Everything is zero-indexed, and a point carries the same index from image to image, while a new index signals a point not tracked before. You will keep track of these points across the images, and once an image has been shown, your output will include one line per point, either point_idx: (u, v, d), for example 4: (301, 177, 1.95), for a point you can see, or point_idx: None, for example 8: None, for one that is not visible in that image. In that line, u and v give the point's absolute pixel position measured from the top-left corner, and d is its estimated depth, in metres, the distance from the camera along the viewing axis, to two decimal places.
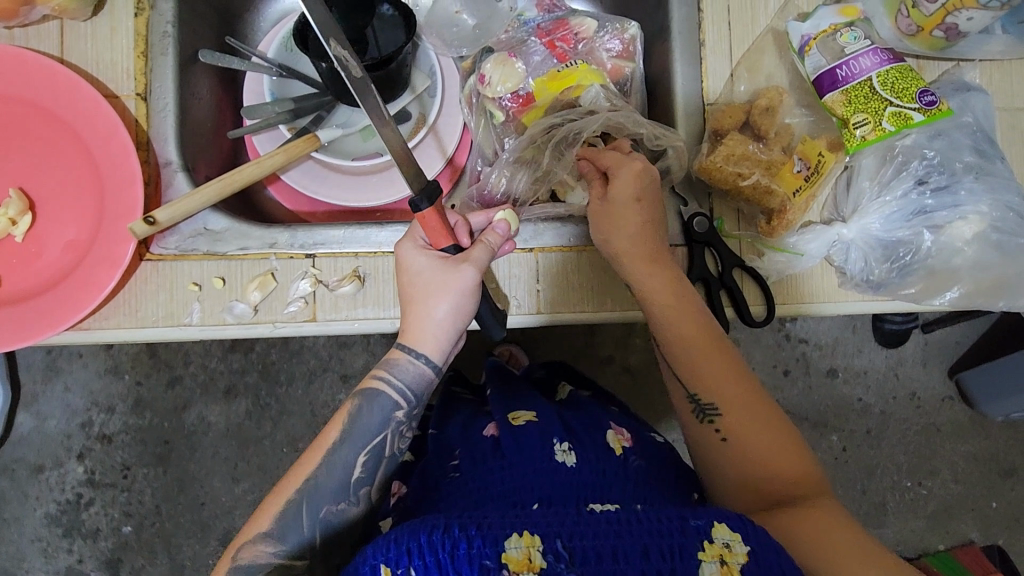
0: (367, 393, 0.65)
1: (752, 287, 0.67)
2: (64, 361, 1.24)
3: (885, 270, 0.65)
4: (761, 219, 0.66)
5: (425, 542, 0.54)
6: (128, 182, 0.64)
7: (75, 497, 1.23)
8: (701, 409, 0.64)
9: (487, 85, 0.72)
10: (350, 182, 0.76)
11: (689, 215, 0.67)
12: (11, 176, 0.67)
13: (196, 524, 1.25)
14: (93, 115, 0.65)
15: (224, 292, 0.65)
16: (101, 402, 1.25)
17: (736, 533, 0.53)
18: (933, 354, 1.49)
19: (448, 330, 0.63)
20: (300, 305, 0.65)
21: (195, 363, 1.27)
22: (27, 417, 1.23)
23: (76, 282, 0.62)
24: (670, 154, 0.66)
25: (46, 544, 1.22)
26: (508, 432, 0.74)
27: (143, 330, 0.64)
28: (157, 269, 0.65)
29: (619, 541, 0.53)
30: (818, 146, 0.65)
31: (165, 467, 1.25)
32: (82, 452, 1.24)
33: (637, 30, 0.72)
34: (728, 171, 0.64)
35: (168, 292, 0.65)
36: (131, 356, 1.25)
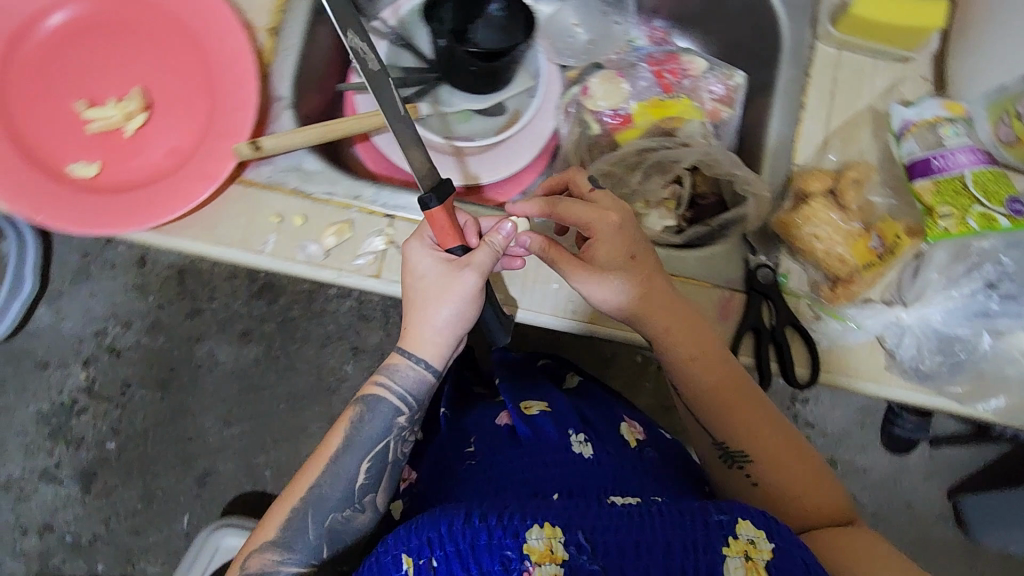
0: (368, 402, 0.65)
1: (801, 350, 0.65)
2: (96, 268, 1.27)
3: (937, 361, 0.65)
4: (823, 284, 0.66)
5: (446, 532, 0.55)
6: (241, 107, 0.66)
7: (70, 401, 1.24)
8: (729, 455, 0.65)
9: (589, 97, 0.75)
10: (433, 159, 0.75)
11: (755, 264, 0.67)
12: (137, 74, 0.69)
13: (179, 457, 1.26)
14: (228, 39, 0.67)
15: (301, 230, 0.66)
16: (120, 315, 1.27)
17: (761, 530, 0.54)
18: (937, 470, 1.46)
19: (449, 334, 0.63)
20: (368, 259, 0.66)
21: (220, 301, 1.29)
22: (46, 312, 1.25)
23: (174, 188, 0.64)
24: (750, 204, 0.67)
25: (30, 440, 1.23)
26: (519, 420, 0.75)
27: (217, 247, 0.65)
28: (244, 192, 0.66)
29: (641, 535, 0.53)
30: (896, 227, 0.66)
31: (165, 394, 1.26)
32: (89, 359, 1.25)
33: (742, 80, 0.75)
34: (806, 232, 0.65)
35: (248, 218, 0.66)
36: (161, 278, 1.28)
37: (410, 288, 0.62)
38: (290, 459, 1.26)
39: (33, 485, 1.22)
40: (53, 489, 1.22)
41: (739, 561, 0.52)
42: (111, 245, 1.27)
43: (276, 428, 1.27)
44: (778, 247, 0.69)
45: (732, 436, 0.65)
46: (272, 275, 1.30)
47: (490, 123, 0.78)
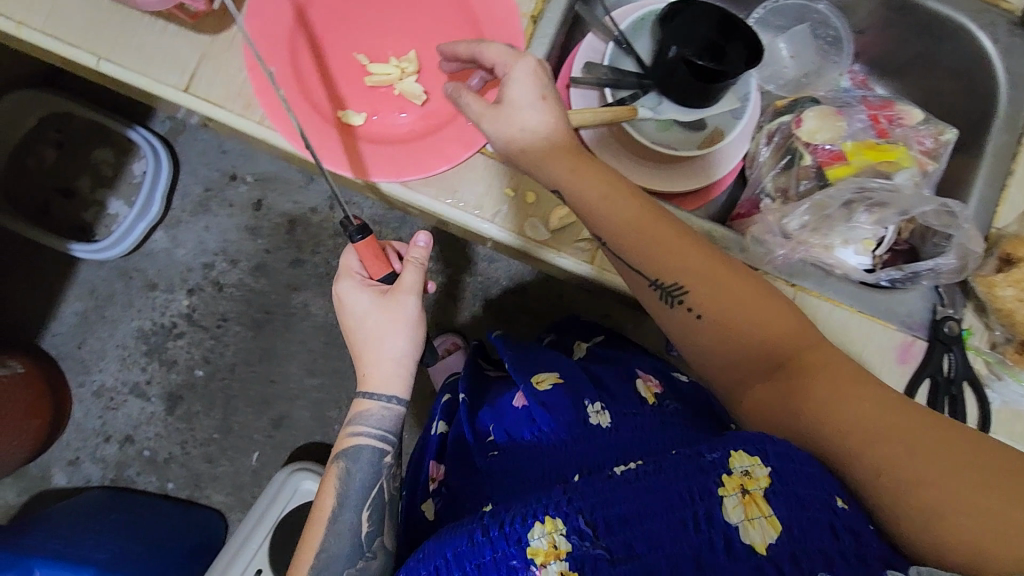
0: (351, 453, 0.71)
1: (974, 407, 0.68)
2: (215, 204, 1.32)
3: None
4: (1008, 346, 0.68)
5: (452, 557, 0.51)
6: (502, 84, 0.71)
7: (170, 324, 1.30)
8: (666, 293, 0.63)
9: (802, 129, 0.76)
10: (631, 161, 0.75)
11: (941, 316, 0.68)
12: (413, 38, 0.77)
13: (259, 396, 1.30)
14: (502, 21, 0.70)
15: (530, 207, 0.72)
16: (228, 252, 1.32)
17: (754, 458, 0.52)
18: None
19: (404, 364, 0.71)
20: (585, 246, 0.71)
21: (322, 256, 1.32)
22: (163, 237, 1.31)
23: (423, 148, 0.71)
24: (951, 258, 0.67)
25: (127, 354, 1.29)
26: (531, 399, 0.70)
27: (452, 210, 0.71)
28: (485, 163, 0.72)
29: (649, 496, 0.50)
30: None
31: (257, 334, 1.31)
32: (193, 288, 1.31)
33: (952, 138, 0.74)
34: (1005, 294, 0.66)
35: (485, 186, 0.72)
36: (272, 224, 1.32)
37: (353, 336, 0.71)
38: None
39: (123, 397, 1.29)
40: (140, 404, 1.29)
41: (737, 499, 0.50)
42: (232, 185, 1.32)
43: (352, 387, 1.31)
44: (965, 300, 0.70)
45: (670, 275, 0.63)
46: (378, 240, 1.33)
47: (691, 138, 0.78)
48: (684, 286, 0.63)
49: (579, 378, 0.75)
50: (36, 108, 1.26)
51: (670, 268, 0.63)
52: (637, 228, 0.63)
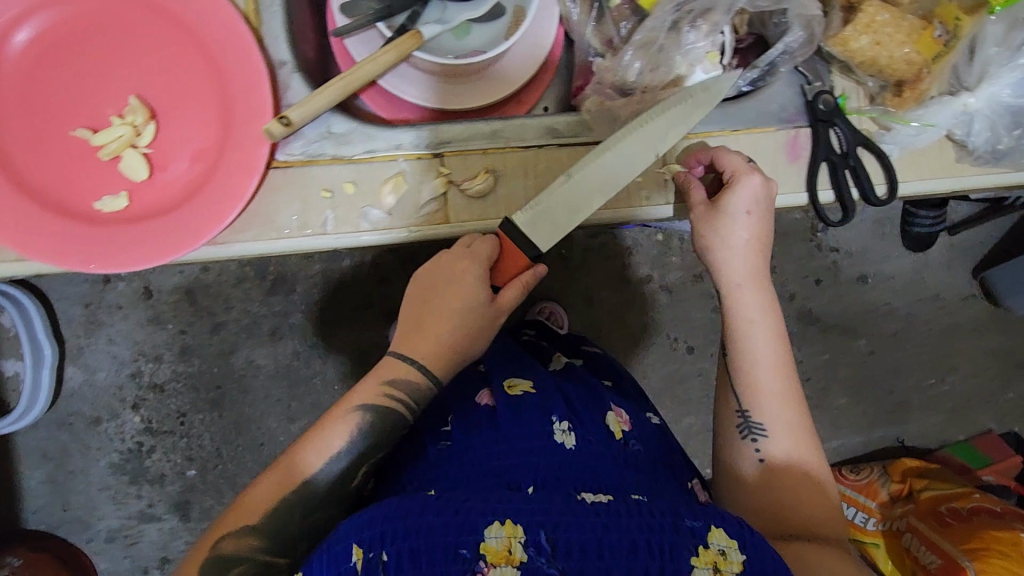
0: (382, 412, 0.64)
1: (874, 165, 0.64)
2: (104, 314, 1.22)
3: (1015, 136, 0.62)
4: (888, 92, 0.63)
5: (402, 531, 0.55)
6: (256, 83, 0.60)
7: (136, 445, 1.24)
8: (747, 427, 0.69)
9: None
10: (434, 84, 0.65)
11: (813, 94, 0.64)
12: (127, 84, 0.64)
13: (259, 463, 1.28)
14: (211, 16, 0.60)
15: (357, 198, 0.61)
16: (148, 352, 1.24)
17: (732, 541, 0.57)
18: (957, 255, 1.49)
19: (452, 356, 0.65)
20: (432, 206, 0.62)
21: (238, 308, 1.26)
22: (76, 371, 1.22)
23: (207, 201, 0.59)
24: (797, 33, 0.61)
25: (114, 492, 1.24)
26: (503, 401, 0.77)
27: (279, 241, 0.61)
28: (285, 176, 0.61)
29: (605, 534, 0.56)
30: (954, 9, 0.61)
31: (222, 411, 1.27)
32: (137, 402, 1.24)
33: None
34: (863, 44, 0.61)
35: (301, 202, 0.61)
36: (172, 303, 1.24)
37: (432, 301, 0.64)
38: None
39: (136, 529, 1.25)
40: (156, 526, 1.25)
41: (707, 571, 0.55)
42: (110, 287, 1.23)
43: None
44: (828, 64, 0.66)
45: (760, 410, 0.69)
46: (281, 266, 1.26)
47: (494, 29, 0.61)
48: (767, 431, 0.69)
49: (555, 395, 0.79)
50: None
51: (770, 419, 0.68)
52: (749, 360, 0.69)
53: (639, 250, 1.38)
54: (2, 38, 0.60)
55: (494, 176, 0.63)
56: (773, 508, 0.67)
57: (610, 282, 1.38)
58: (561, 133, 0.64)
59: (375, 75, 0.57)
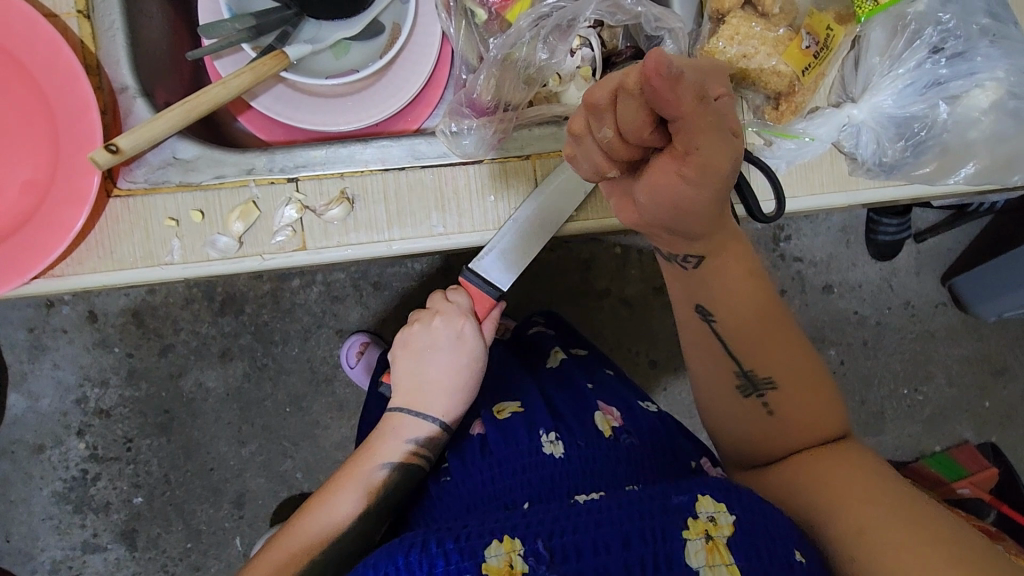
0: (407, 471, 0.60)
1: (761, 180, 0.55)
2: (48, 338, 1.20)
3: (899, 150, 0.55)
4: (765, 105, 0.55)
5: (402, 565, 0.48)
6: (82, 110, 0.49)
7: (81, 472, 1.22)
8: (749, 381, 0.55)
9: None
10: (312, 101, 0.57)
11: None
12: None
13: (206, 488, 1.23)
14: (29, 37, 0.49)
15: (204, 226, 0.52)
16: (94, 376, 1.21)
17: (720, 503, 0.48)
18: (927, 261, 1.39)
19: (455, 412, 0.62)
20: (287, 234, 0.52)
21: (186, 330, 1.22)
22: (19, 398, 1.20)
23: (22, 243, 0.48)
24: (670, 46, 0.53)
25: (59, 521, 1.21)
26: (490, 426, 0.66)
27: (121, 274, 0.51)
28: (127, 207, 0.51)
29: (599, 532, 0.47)
30: (826, 19, 0.52)
31: (169, 436, 1.23)
32: (82, 428, 1.21)
33: None
34: (732, 54, 0.52)
35: (142, 229, 0.51)
36: (118, 327, 1.21)
37: (425, 364, 0.61)
38: (315, 456, 1.24)
39: (80, 560, 1.22)
40: (101, 556, 1.22)
41: (700, 544, 0.46)
42: (54, 311, 1.20)
43: (288, 433, 1.24)
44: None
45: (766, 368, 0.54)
46: (228, 286, 1.22)
47: (373, 48, 0.59)
48: (774, 380, 0.54)
49: (539, 401, 0.68)
50: None
51: (765, 356, 0.54)
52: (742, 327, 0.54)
53: (597, 263, 1.26)
54: None
55: (350, 202, 0.52)
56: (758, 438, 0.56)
57: (570, 295, 1.26)
58: (421, 155, 0.54)
59: (225, 101, 0.51)
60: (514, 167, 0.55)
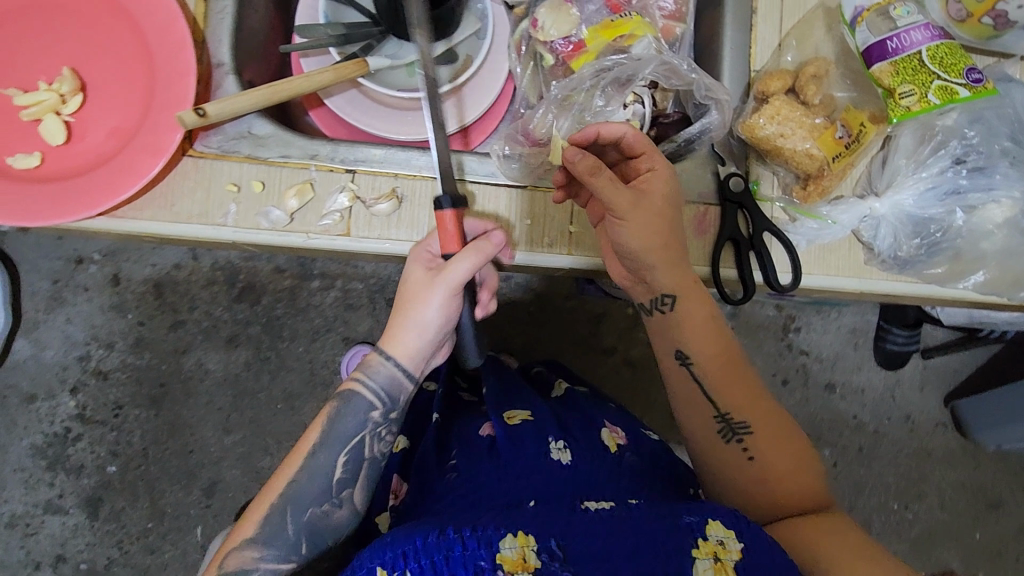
0: (347, 396, 0.61)
1: (779, 252, 0.58)
2: (69, 293, 1.23)
3: (914, 246, 0.58)
4: (794, 183, 0.58)
5: (421, 545, 0.51)
6: (181, 75, 0.54)
7: (64, 430, 1.21)
8: (729, 428, 0.61)
9: (538, 29, 0.60)
10: (379, 110, 0.62)
11: (725, 174, 0.59)
12: (64, 53, 0.58)
13: (181, 470, 1.22)
14: (155, 5, 0.55)
15: (262, 197, 0.55)
16: (101, 337, 1.23)
17: (730, 530, 0.52)
18: (931, 379, 1.39)
19: (419, 333, 0.57)
20: (335, 218, 0.56)
21: (201, 309, 1.25)
22: (26, 344, 1.22)
23: (100, 179, 0.52)
24: (715, 115, 0.57)
25: (28, 475, 1.20)
26: (501, 430, 0.68)
27: (176, 227, 0.55)
28: (197, 167, 0.55)
29: (609, 541, 0.51)
30: (861, 115, 0.56)
31: (158, 410, 1.23)
32: (77, 386, 1.22)
33: None
34: (770, 132, 0.56)
35: (205, 190, 0.55)
36: (138, 295, 1.24)
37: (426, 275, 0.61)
38: None
39: (39, 519, 1.20)
40: (59, 520, 1.20)
41: (708, 563, 0.50)
42: (82, 268, 1.23)
43: (275, 429, 1.23)
44: (745, 151, 0.60)
45: (736, 407, 0.61)
46: (251, 276, 1.25)
47: (442, 74, 0.64)
48: (749, 423, 0.61)
49: (548, 415, 0.71)
50: None
51: (737, 403, 0.61)
52: (720, 373, 0.61)
53: (608, 319, 1.28)
54: None
55: (400, 201, 0.56)
56: (757, 495, 0.60)
57: (576, 345, 1.28)
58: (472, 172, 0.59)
59: (304, 92, 0.55)
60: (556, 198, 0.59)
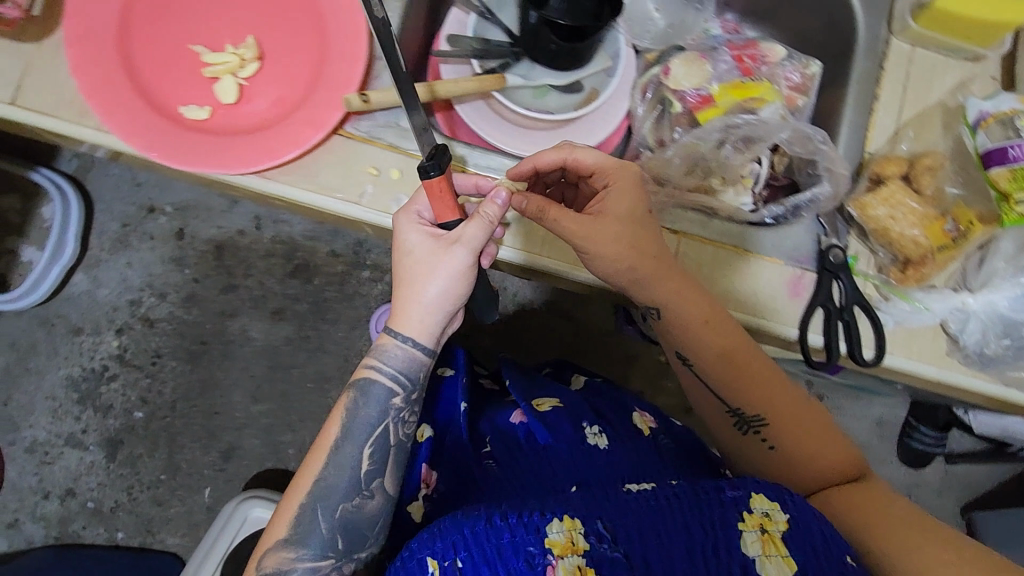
0: (361, 386, 0.62)
1: (865, 328, 0.60)
2: (135, 238, 1.27)
3: (1003, 345, 0.60)
4: (892, 265, 0.61)
5: (468, 535, 0.52)
6: (354, 59, 0.62)
7: (101, 368, 1.24)
8: (744, 422, 0.64)
9: (670, 77, 0.66)
10: (505, 125, 0.66)
11: (825, 244, 0.61)
12: (250, 23, 0.66)
13: (204, 430, 1.24)
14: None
15: (398, 184, 0.61)
16: (156, 286, 1.27)
17: (774, 502, 0.54)
18: (952, 486, 1.37)
19: (438, 311, 0.58)
20: None
21: (255, 278, 1.28)
22: (83, 279, 1.25)
23: (263, 140, 0.60)
24: (827, 185, 0.61)
25: (58, 405, 1.22)
26: (531, 417, 0.71)
27: (317, 196, 0.61)
28: (345, 145, 0.61)
29: (658, 516, 0.53)
30: (970, 213, 0.60)
31: (194, 366, 1.25)
32: (123, 327, 1.25)
33: (819, 70, 0.66)
34: (880, 213, 0.60)
35: (347, 168, 0.61)
36: (199, 252, 1.28)
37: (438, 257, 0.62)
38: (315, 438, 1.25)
39: (58, 450, 1.22)
40: (77, 455, 1.22)
41: (755, 535, 0.52)
42: (152, 217, 1.28)
43: (301, 407, 1.25)
44: (847, 226, 0.63)
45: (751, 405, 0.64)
46: (308, 255, 1.29)
47: (567, 100, 0.68)
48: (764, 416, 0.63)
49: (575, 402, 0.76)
50: None
51: (752, 399, 0.63)
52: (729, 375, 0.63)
53: (641, 361, 1.28)
54: None
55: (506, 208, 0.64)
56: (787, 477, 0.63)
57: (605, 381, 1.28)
58: None
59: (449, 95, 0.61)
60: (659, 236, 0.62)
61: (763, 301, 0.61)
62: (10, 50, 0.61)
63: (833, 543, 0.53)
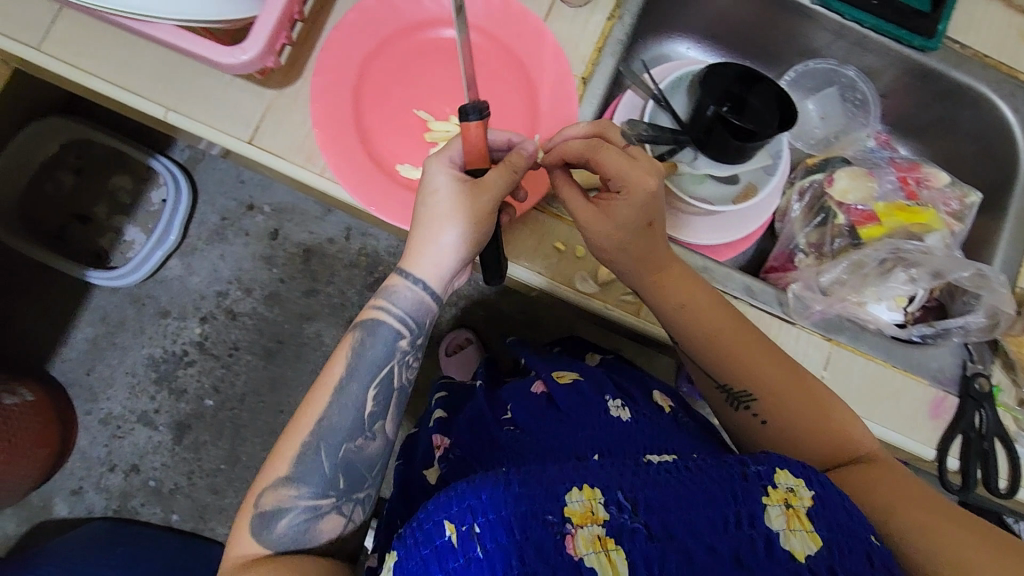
0: (369, 327, 0.61)
1: (1004, 459, 0.68)
2: (231, 232, 1.32)
3: None
4: None
5: (483, 500, 0.44)
6: None
7: (181, 352, 1.28)
8: (734, 398, 0.65)
9: (835, 187, 0.78)
10: (682, 217, 0.72)
11: (972, 372, 0.70)
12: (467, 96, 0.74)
13: (267, 426, 1.28)
14: (556, 90, 0.71)
15: (580, 261, 0.70)
16: (243, 281, 1.31)
17: (799, 478, 0.49)
18: None
19: (454, 254, 0.61)
20: (632, 299, 0.71)
21: (337, 284, 1.32)
22: (178, 264, 1.30)
23: None
24: (979, 317, 0.70)
25: (136, 382, 1.27)
26: (556, 388, 0.69)
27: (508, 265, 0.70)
28: (538, 220, 0.71)
29: (682, 487, 0.47)
30: None
31: (268, 364, 1.29)
32: (206, 316, 1.30)
33: (978, 201, 0.76)
34: None
35: (539, 240, 0.70)
36: (288, 254, 1.32)
37: None
38: None
39: (130, 426, 1.26)
40: (148, 432, 1.26)
41: (779, 509, 0.47)
42: (249, 214, 1.33)
43: None
44: (994, 356, 0.72)
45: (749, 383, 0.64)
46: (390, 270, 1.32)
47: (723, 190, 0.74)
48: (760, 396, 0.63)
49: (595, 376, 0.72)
50: (56, 135, 1.22)
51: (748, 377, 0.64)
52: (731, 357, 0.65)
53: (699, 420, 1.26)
54: (419, 34, 0.73)
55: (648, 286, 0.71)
56: (792, 452, 0.62)
57: None
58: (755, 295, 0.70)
59: None
60: (816, 342, 0.70)
61: (910, 417, 0.68)
62: (255, 93, 0.69)
63: (861, 523, 0.48)
